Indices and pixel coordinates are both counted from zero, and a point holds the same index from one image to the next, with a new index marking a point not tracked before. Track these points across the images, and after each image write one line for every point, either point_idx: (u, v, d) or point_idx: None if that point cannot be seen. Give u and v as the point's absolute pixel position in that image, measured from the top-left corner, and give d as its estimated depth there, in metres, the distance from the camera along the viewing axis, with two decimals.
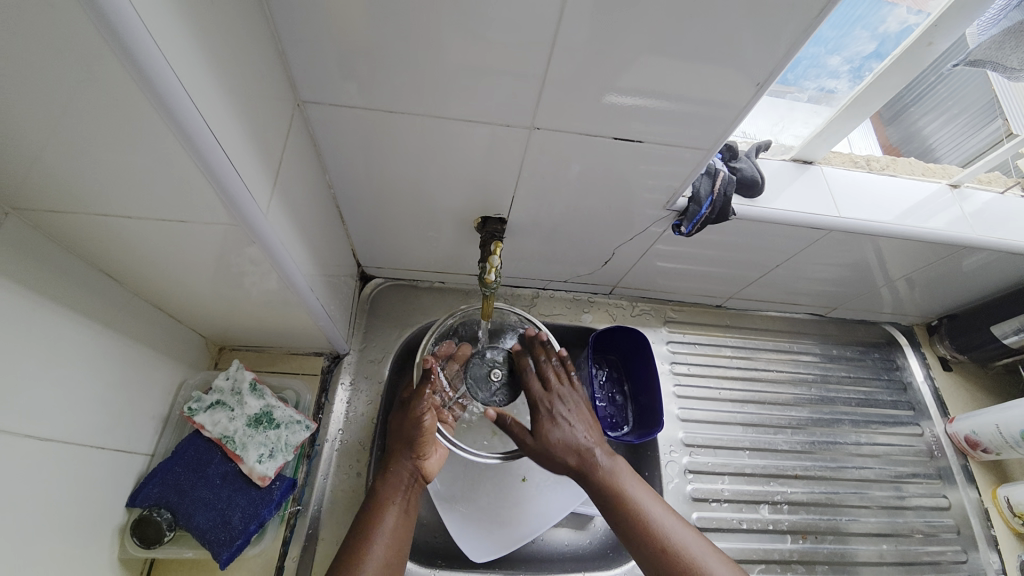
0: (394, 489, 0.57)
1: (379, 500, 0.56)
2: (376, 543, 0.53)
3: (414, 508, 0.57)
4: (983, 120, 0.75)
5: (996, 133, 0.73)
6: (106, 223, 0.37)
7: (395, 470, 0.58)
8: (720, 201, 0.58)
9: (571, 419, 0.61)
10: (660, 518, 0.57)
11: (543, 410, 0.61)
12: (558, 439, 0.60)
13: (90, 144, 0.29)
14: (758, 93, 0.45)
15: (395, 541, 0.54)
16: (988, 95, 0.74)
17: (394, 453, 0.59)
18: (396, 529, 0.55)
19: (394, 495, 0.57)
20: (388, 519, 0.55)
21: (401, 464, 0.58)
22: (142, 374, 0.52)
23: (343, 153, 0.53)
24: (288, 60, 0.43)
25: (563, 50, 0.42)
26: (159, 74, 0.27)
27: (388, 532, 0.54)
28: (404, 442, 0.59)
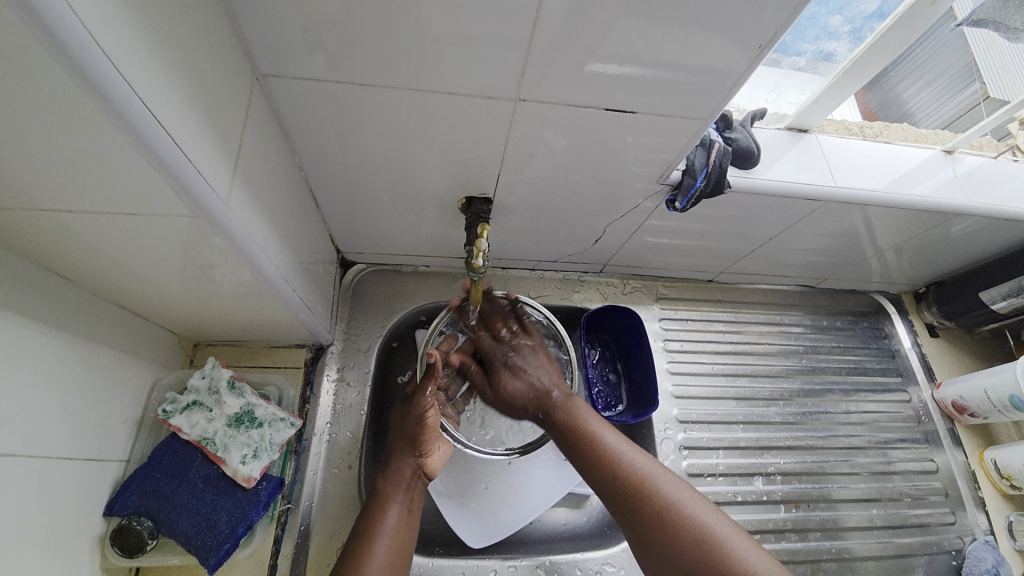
0: (396, 487, 0.57)
1: (384, 499, 0.56)
2: (381, 540, 0.53)
3: (417, 506, 0.58)
4: (959, 82, 0.74)
5: (972, 97, 0.73)
6: (48, 219, 0.33)
7: (398, 469, 0.58)
8: (715, 173, 0.56)
9: (527, 366, 0.64)
10: (617, 448, 0.57)
11: (499, 361, 0.65)
12: (507, 384, 0.64)
13: (9, 130, 0.25)
14: (759, 58, 0.43)
15: (399, 538, 0.54)
16: (964, 59, 0.72)
17: (396, 452, 0.59)
18: (400, 525, 0.55)
19: (397, 494, 0.56)
20: (392, 515, 0.55)
21: (403, 461, 0.58)
22: (110, 378, 0.49)
23: (313, 132, 0.49)
24: (243, 29, 0.38)
25: (550, 14, 0.38)
26: (80, 44, 0.23)
27: (393, 528, 0.54)
28: (406, 441, 0.59)
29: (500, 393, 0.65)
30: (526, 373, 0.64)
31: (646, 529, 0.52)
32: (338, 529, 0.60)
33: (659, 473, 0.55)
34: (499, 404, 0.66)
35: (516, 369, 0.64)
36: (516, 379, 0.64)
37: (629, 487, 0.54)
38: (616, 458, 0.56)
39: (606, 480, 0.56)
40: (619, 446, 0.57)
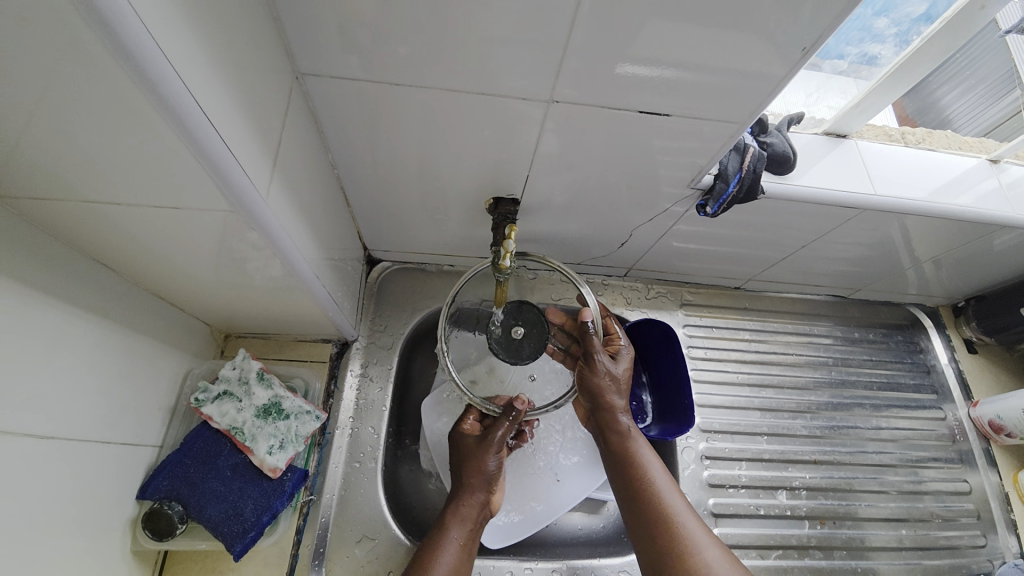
0: (462, 522, 0.58)
1: (448, 531, 0.57)
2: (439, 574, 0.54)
3: (473, 543, 0.58)
4: (999, 89, 0.71)
5: (1012, 104, 0.70)
6: (97, 211, 0.35)
7: (469, 505, 0.59)
8: (748, 178, 0.55)
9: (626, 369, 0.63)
10: (671, 503, 0.57)
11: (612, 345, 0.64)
12: (604, 372, 0.61)
13: (64, 123, 0.26)
14: (801, 61, 0.41)
15: (455, 573, 0.55)
16: (1005, 64, 0.69)
17: (466, 487, 0.60)
18: (456, 560, 0.56)
19: (461, 528, 0.58)
20: (453, 547, 0.56)
21: (471, 498, 0.60)
22: (146, 365, 0.50)
23: (346, 130, 0.49)
24: (285, 29, 0.39)
25: (587, 14, 0.37)
26: (139, 43, 0.23)
27: (450, 563, 0.55)
28: (479, 480, 0.61)
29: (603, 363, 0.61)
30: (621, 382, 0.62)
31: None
32: (358, 522, 0.60)
33: (705, 536, 0.55)
34: (587, 373, 0.61)
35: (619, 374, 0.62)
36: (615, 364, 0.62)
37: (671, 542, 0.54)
38: (666, 512, 0.56)
39: (645, 521, 0.56)
40: (671, 500, 0.57)
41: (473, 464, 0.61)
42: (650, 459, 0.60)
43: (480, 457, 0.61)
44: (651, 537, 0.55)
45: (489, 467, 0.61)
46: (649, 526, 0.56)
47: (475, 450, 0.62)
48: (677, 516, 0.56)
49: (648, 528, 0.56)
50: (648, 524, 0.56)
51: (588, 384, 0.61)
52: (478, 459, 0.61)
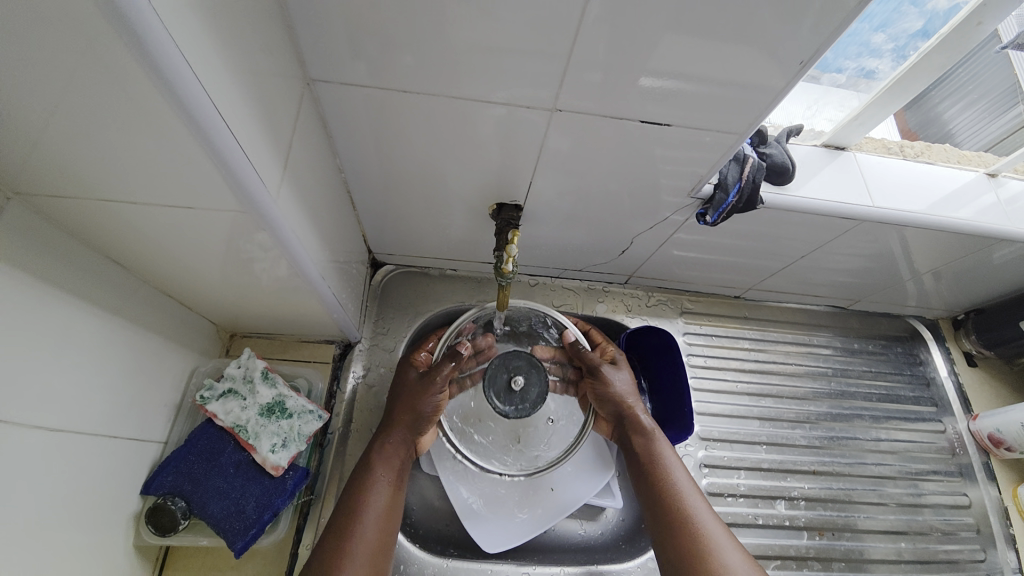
0: (392, 463, 0.58)
1: (378, 471, 0.56)
2: (369, 515, 0.53)
3: (402, 484, 0.58)
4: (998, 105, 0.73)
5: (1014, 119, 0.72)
6: (113, 209, 0.36)
7: (395, 444, 0.59)
8: (748, 188, 0.56)
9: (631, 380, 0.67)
10: (692, 506, 0.56)
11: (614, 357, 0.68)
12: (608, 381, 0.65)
13: (87, 124, 0.27)
14: (799, 74, 0.42)
15: (384, 514, 0.54)
16: (1007, 80, 0.71)
17: (396, 426, 0.59)
18: (387, 502, 0.55)
19: (392, 468, 0.57)
20: (384, 489, 0.56)
21: (400, 438, 0.59)
22: (154, 362, 0.51)
23: (354, 136, 0.51)
24: (299, 37, 0.41)
25: (589, 27, 0.39)
26: (165, 50, 0.25)
27: (379, 505, 0.54)
28: (411, 419, 0.60)
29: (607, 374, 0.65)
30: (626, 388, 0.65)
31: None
32: None
33: (725, 539, 0.53)
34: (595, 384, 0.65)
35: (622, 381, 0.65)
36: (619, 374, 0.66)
37: (693, 541, 0.53)
38: (689, 514, 0.55)
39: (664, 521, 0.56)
40: (694, 504, 0.56)
41: (410, 404, 0.60)
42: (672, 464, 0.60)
43: (417, 395, 0.61)
44: (671, 536, 0.54)
45: (426, 408, 0.60)
46: (671, 524, 0.55)
47: (413, 387, 0.61)
48: (699, 519, 0.55)
49: (669, 526, 0.55)
50: (670, 522, 0.55)
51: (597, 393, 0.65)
52: (416, 398, 0.60)
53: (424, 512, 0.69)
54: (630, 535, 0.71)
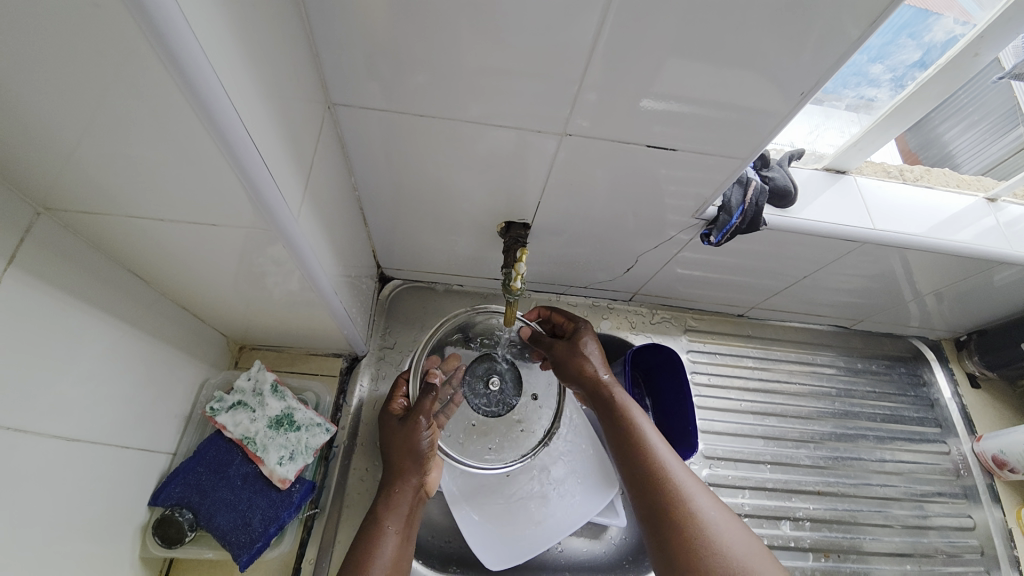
0: (399, 511, 0.57)
1: (385, 524, 0.55)
2: (380, 567, 0.52)
3: (411, 532, 0.57)
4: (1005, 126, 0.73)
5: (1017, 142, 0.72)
6: (138, 225, 0.37)
7: (402, 493, 0.57)
8: (750, 211, 0.57)
9: (591, 354, 0.62)
10: (658, 451, 0.54)
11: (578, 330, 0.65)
12: (560, 366, 0.64)
13: (125, 145, 0.29)
14: (801, 103, 0.44)
15: (395, 563, 0.54)
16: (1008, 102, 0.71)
17: (398, 474, 0.58)
18: (396, 551, 0.54)
19: (398, 518, 0.56)
20: (392, 538, 0.55)
21: (405, 485, 0.58)
22: (166, 373, 0.52)
23: (369, 155, 0.52)
24: (321, 62, 0.42)
25: (600, 55, 0.40)
26: (204, 77, 0.26)
27: (388, 555, 0.53)
28: (412, 468, 0.59)
29: (562, 360, 0.64)
30: (590, 353, 0.62)
31: (672, 548, 0.48)
32: None
33: (698, 491, 0.51)
34: (558, 368, 0.65)
35: (581, 349, 0.62)
36: (566, 355, 0.63)
37: (659, 487, 0.51)
38: (660, 468, 0.52)
39: (635, 470, 0.54)
40: (665, 456, 0.54)
41: (404, 444, 0.59)
42: (641, 416, 0.58)
43: (407, 437, 0.59)
44: (643, 491, 0.52)
45: (421, 447, 0.59)
46: (644, 481, 0.52)
47: (400, 431, 0.60)
48: (671, 473, 0.52)
49: (641, 484, 0.52)
50: (641, 479, 0.53)
51: (562, 368, 0.64)
52: (408, 440, 0.59)
53: (427, 527, 0.69)
54: (635, 554, 0.71)
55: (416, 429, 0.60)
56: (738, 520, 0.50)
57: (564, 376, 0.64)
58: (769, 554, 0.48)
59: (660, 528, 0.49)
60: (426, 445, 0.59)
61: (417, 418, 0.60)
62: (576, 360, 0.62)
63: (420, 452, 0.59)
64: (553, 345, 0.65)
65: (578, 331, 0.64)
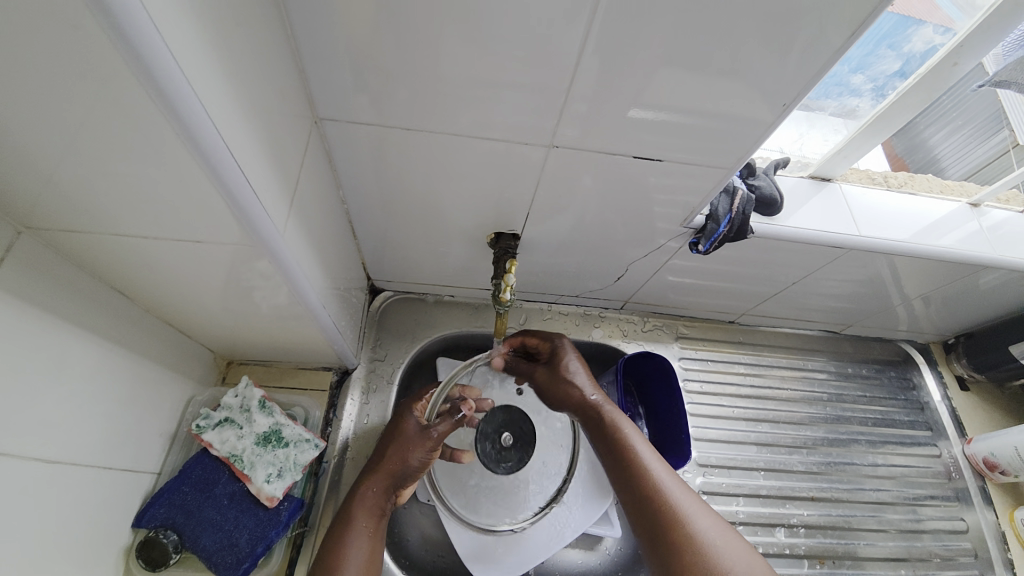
0: (371, 511, 0.56)
1: (357, 523, 0.54)
2: (348, 569, 0.51)
3: (381, 533, 0.56)
4: (989, 131, 0.75)
5: (1003, 145, 0.74)
6: (121, 243, 0.37)
7: (377, 495, 0.57)
8: (737, 219, 0.58)
9: (574, 379, 0.62)
10: (657, 474, 0.53)
11: (554, 352, 0.65)
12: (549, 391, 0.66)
13: (104, 163, 0.29)
14: (784, 113, 0.45)
15: (364, 567, 0.53)
16: (992, 106, 0.72)
17: (374, 476, 0.57)
18: (365, 553, 0.53)
19: (370, 518, 0.56)
20: (363, 539, 0.54)
21: (380, 486, 0.57)
22: (151, 391, 0.51)
23: (357, 169, 0.52)
24: (308, 77, 0.42)
25: (585, 67, 0.41)
26: (182, 93, 0.26)
27: (357, 556, 0.52)
28: (391, 473, 0.58)
29: (548, 384, 0.65)
30: (572, 373, 0.63)
31: (676, 571, 0.47)
32: None
33: (699, 512, 0.51)
34: (546, 390, 0.66)
35: (562, 370, 0.63)
36: (552, 380, 0.64)
37: (661, 513, 0.50)
38: (659, 490, 0.52)
39: (635, 496, 0.53)
40: (665, 479, 0.53)
41: (397, 453, 0.58)
42: (636, 435, 0.57)
43: (405, 445, 0.59)
44: (644, 518, 0.51)
45: (413, 462, 0.58)
46: (642, 501, 0.52)
47: (405, 437, 0.60)
48: (671, 494, 0.52)
49: (639, 508, 0.52)
50: (640, 499, 0.52)
51: (547, 392, 0.66)
52: (405, 447, 0.59)
53: (420, 542, 0.68)
54: (630, 565, 0.71)
55: (412, 442, 0.59)
56: (740, 539, 0.50)
57: (553, 398, 0.65)
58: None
59: (662, 550, 0.49)
60: (416, 459, 0.58)
61: (428, 435, 0.60)
62: (558, 383, 0.63)
63: (404, 460, 0.58)
64: (540, 370, 0.66)
65: (556, 354, 0.64)
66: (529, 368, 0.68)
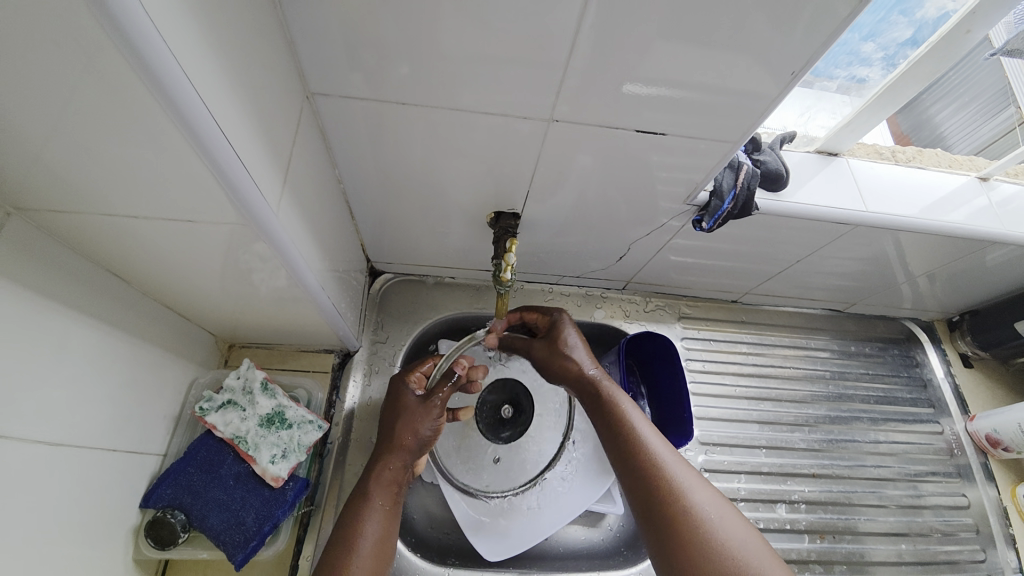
0: (387, 487, 0.56)
1: (374, 500, 0.55)
2: (366, 545, 0.52)
3: (397, 507, 0.57)
4: (995, 107, 0.73)
5: (1009, 121, 0.72)
6: (112, 224, 0.36)
7: (391, 469, 0.57)
8: (742, 195, 0.56)
9: (579, 357, 0.62)
10: (655, 450, 0.53)
11: (557, 328, 0.64)
12: (548, 368, 0.63)
13: (89, 142, 0.28)
14: (791, 83, 0.43)
15: (381, 541, 0.53)
16: (999, 82, 0.71)
17: (388, 451, 0.57)
18: (382, 528, 0.54)
19: (386, 494, 0.56)
20: (380, 514, 0.54)
21: (396, 461, 0.57)
22: (153, 374, 0.51)
23: (353, 147, 0.51)
24: (298, 52, 0.41)
25: (585, 37, 0.39)
26: (164, 66, 0.25)
27: (373, 528, 0.53)
28: (402, 449, 0.57)
29: (547, 361, 0.63)
30: (572, 347, 0.62)
31: (671, 547, 0.47)
32: None
33: (696, 488, 0.51)
34: (545, 369, 0.64)
35: (559, 344, 0.62)
36: (551, 358, 0.63)
37: (659, 489, 0.50)
38: (658, 466, 0.52)
39: (633, 473, 0.53)
40: (662, 455, 0.53)
41: (406, 424, 0.58)
42: (635, 415, 0.57)
43: (416, 418, 0.59)
44: (642, 493, 0.51)
45: (423, 431, 0.59)
46: (639, 479, 0.52)
47: (412, 411, 0.59)
48: (670, 470, 0.52)
49: (637, 483, 0.52)
50: (639, 478, 0.52)
51: (545, 368, 0.64)
52: (415, 420, 0.59)
53: (424, 521, 0.69)
54: (632, 540, 0.72)
55: (421, 410, 0.59)
56: (738, 513, 0.50)
57: (551, 374, 0.63)
58: (773, 555, 0.47)
59: (660, 530, 0.48)
60: (428, 428, 0.59)
61: (432, 404, 0.60)
62: (558, 357, 0.62)
63: (414, 433, 0.58)
64: (533, 346, 0.65)
65: (556, 326, 0.64)
66: (518, 343, 0.67)
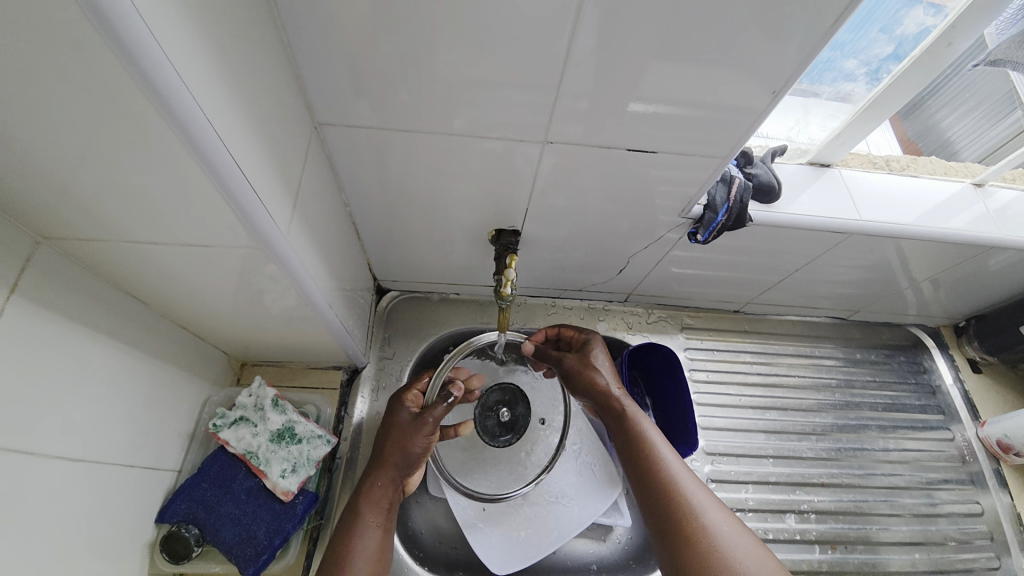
0: (378, 504, 0.57)
1: (365, 517, 0.56)
2: (359, 562, 0.53)
3: (389, 523, 0.57)
4: (1003, 111, 0.73)
5: (1016, 125, 0.71)
6: (134, 250, 0.38)
7: (381, 486, 0.57)
8: (736, 207, 0.58)
9: (609, 373, 0.62)
10: (671, 468, 0.54)
11: (591, 343, 0.65)
12: (579, 379, 0.63)
13: (115, 175, 0.30)
14: (775, 99, 0.45)
15: (374, 557, 0.54)
16: (1004, 87, 0.71)
17: (378, 468, 0.58)
18: (375, 545, 0.55)
19: (377, 511, 0.57)
20: (372, 532, 0.55)
21: (386, 477, 0.58)
22: (169, 392, 0.53)
23: (358, 171, 0.54)
24: (305, 85, 0.44)
25: (575, 62, 0.41)
26: (183, 104, 0.27)
27: (366, 546, 0.54)
28: (393, 466, 0.58)
29: (574, 374, 0.63)
30: (600, 363, 0.63)
31: (687, 566, 0.47)
32: None
33: (712, 508, 0.51)
34: (571, 381, 0.64)
35: (592, 359, 0.63)
36: (581, 369, 0.63)
37: (674, 506, 0.51)
38: (673, 484, 0.52)
39: (649, 490, 0.53)
40: (677, 472, 0.53)
41: (397, 443, 0.59)
42: (654, 433, 0.57)
43: (406, 435, 0.59)
44: (657, 510, 0.52)
45: (415, 448, 0.59)
46: (655, 496, 0.52)
47: (402, 428, 0.60)
48: (685, 488, 0.52)
49: (653, 500, 0.52)
50: (655, 496, 0.52)
51: (573, 379, 0.64)
52: (405, 437, 0.59)
53: (432, 535, 0.69)
54: (639, 553, 0.71)
55: (409, 429, 0.59)
56: (752, 532, 0.50)
57: (576, 386, 0.64)
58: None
59: (675, 548, 0.49)
60: (415, 448, 0.59)
61: (425, 421, 0.60)
62: (585, 371, 0.62)
63: (401, 452, 0.59)
64: (562, 357, 0.65)
65: (590, 343, 0.65)
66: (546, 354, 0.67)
